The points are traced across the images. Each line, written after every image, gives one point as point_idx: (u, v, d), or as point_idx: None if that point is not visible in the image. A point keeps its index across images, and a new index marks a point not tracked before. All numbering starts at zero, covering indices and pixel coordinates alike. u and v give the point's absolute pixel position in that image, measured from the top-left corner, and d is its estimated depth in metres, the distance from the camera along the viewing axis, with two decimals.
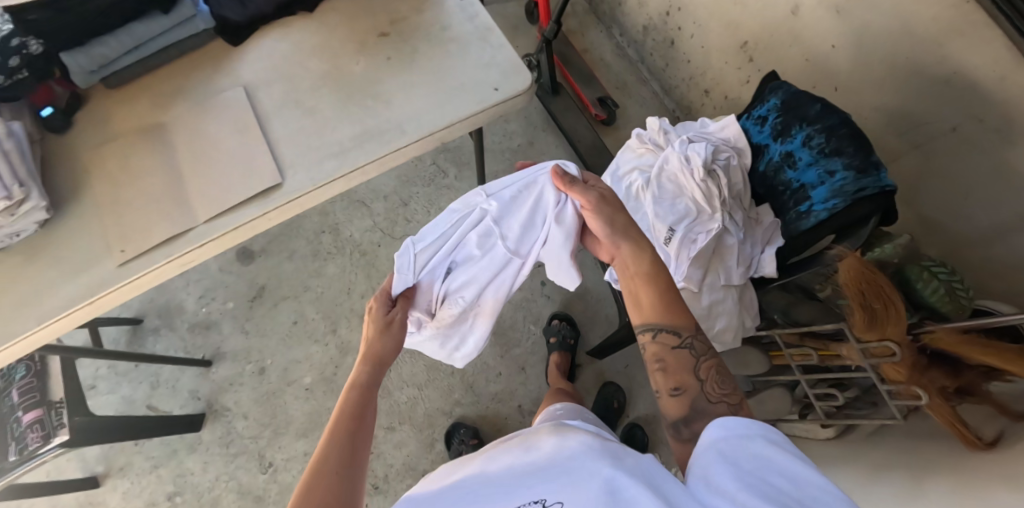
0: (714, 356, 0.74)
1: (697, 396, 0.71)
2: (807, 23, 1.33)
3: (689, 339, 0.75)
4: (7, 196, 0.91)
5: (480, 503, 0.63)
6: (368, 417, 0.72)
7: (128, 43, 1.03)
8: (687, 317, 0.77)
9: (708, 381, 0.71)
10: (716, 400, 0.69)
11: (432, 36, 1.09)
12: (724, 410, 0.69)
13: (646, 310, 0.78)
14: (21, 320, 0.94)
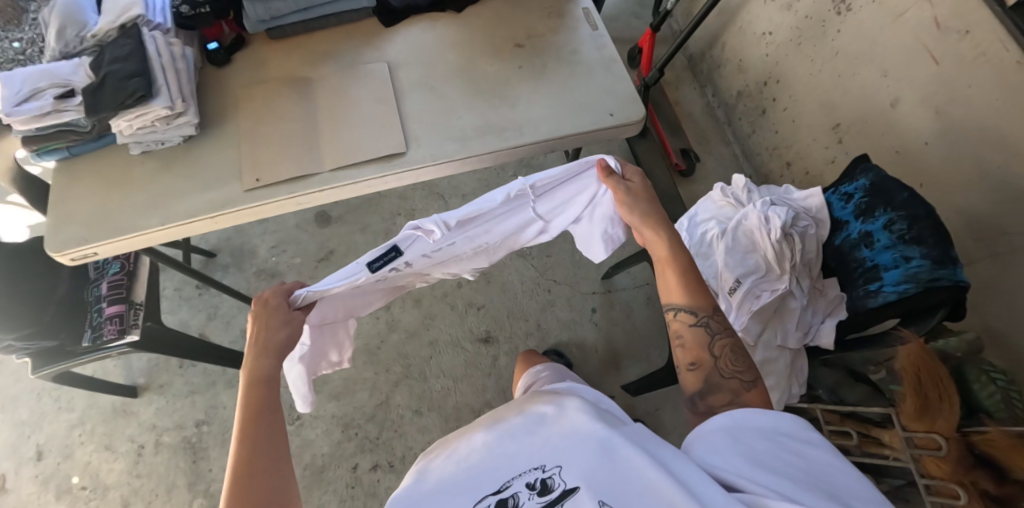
0: (728, 334, 0.86)
1: (711, 371, 0.84)
2: (904, 117, 1.40)
3: (706, 318, 0.87)
4: (170, 106, 1.03)
5: (479, 474, 0.69)
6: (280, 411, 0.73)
7: (301, 3, 1.17)
8: (707, 299, 0.88)
9: (721, 358, 0.84)
10: (729, 376, 0.82)
11: (561, 56, 1.20)
12: (733, 386, 0.82)
13: (670, 292, 0.91)
14: (148, 218, 1.05)
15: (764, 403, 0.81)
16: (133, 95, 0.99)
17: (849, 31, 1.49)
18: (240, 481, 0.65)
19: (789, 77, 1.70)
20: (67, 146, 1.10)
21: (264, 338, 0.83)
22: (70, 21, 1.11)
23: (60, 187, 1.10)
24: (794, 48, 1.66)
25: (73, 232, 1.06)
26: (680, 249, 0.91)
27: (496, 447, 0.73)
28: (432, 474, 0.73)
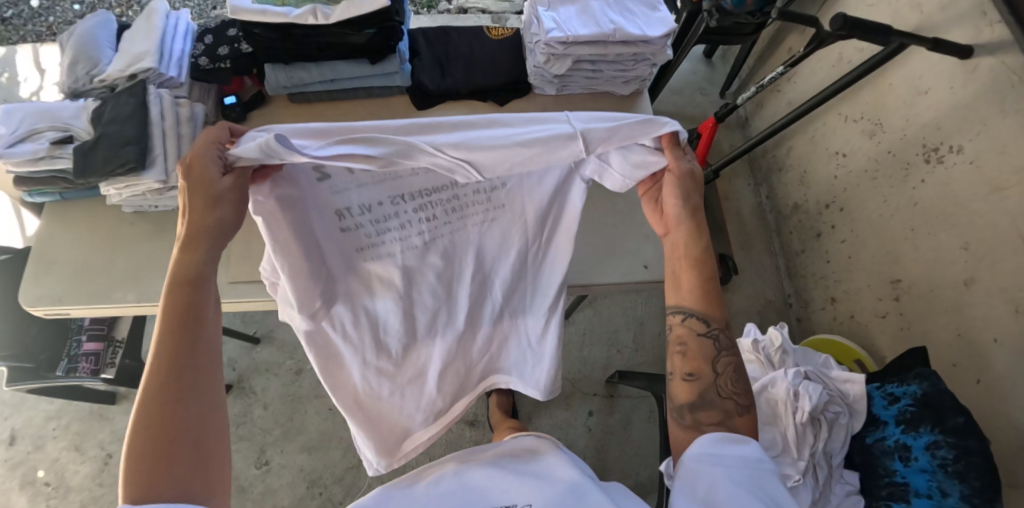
0: (734, 353, 0.77)
1: (709, 387, 0.75)
2: (976, 301, 1.23)
3: (716, 330, 0.76)
4: (163, 180, 0.95)
5: (454, 499, 0.82)
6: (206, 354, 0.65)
7: (327, 75, 1.05)
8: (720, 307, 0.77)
9: (723, 374, 0.76)
10: (726, 396, 0.75)
11: (604, 182, 1.07)
12: (728, 407, 0.75)
13: (684, 293, 0.77)
14: (127, 291, 0.98)
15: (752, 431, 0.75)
16: (122, 165, 0.90)
17: (934, 184, 1.32)
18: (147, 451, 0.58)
19: (854, 208, 1.53)
20: (61, 191, 1.03)
21: (198, 226, 0.64)
22: (83, 56, 1.03)
23: (46, 232, 1.03)
24: (867, 180, 1.49)
25: (48, 287, 0.99)
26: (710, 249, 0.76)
27: (466, 478, 0.86)
28: (408, 492, 0.85)
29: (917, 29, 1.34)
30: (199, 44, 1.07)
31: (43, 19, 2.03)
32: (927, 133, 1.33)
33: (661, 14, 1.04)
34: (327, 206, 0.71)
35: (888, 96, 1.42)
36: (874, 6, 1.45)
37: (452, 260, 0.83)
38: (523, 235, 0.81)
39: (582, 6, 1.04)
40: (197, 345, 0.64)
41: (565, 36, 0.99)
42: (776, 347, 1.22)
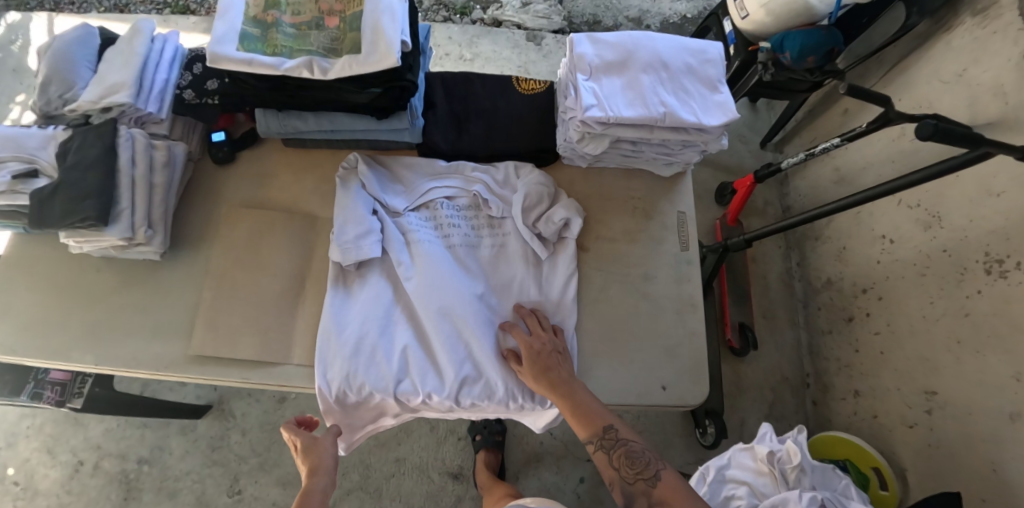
0: (624, 443, 0.79)
1: (620, 484, 0.77)
2: (1019, 440, 1.11)
3: (599, 440, 0.80)
4: (129, 236, 0.84)
5: None
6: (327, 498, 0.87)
7: (326, 126, 0.93)
8: (598, 415, 0.82)
9: (622, 467, 0.77)
10: (634, 481, 0.76)
11: (628, 280, 0.95)
12: (642, 488, 0.75)
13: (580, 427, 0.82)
14: (82, 350, 0.89)
15: (678, 493, 0.73)
16: (82, 221, 0.80)
17: (991, 299, 1.18)
18: None
19: (894, 300, 1.41)
20: (24, 226, 0.93)
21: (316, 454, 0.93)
22: (58, 76, 0.92)
23: (6, 269, 0.94)
24: (914, 275, 1.36)
25: (1, 334, 0.90)
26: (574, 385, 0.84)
27: None
28: None
29: (998, 121, 1.18)
30: (187, 73, 0.95)
31: None
32: (992, 241, 1.19)
33: (721, 97, 0.90)
34: (394, 203, 0.95)
35: (951, 189, 1.28)
36: (951, 84, 1.30)
37: (469, 265, 0.93)
38: (530, 266, 0.93)
39: (630, 79, 0.89)
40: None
41: (606, 116, 0.85)
42: (793, 465, 1.11)
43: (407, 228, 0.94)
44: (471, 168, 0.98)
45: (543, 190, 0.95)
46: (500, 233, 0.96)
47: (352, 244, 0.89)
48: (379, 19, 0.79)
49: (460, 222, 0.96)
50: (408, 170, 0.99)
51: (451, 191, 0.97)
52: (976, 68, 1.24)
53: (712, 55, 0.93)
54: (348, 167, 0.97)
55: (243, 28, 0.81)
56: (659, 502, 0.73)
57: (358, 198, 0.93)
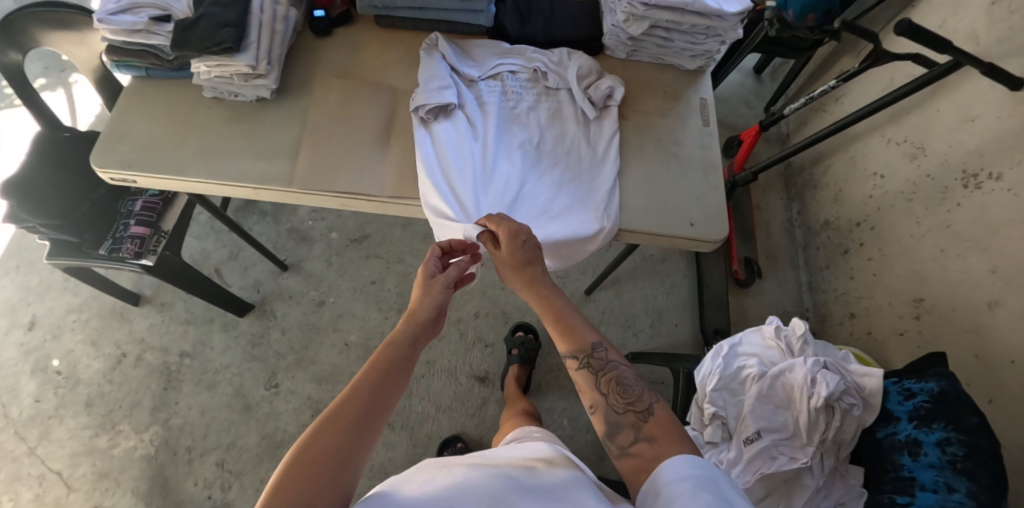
0: (615, 369, 0.80)
1: (606, 410, 0.78)
2: (997, 325, 1.26)
3: (587, 359, 0.81)
4: (252, 66, 0.99)
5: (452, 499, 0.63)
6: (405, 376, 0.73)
7: (416, 2, 1.09)
8: (586, 334, 0.83)
9: (612, 393, 0.79)
10: (624, 411, 0.77)
11: (662, 144, 1.11)
12: (632, 420, 0.76)
13: (568, 343, 0.83)
14: (193, 166, 1.02)
15: (668, 430, 0.73)
16: (218, 45, 0.95)
17: (969, 209, 1.35)
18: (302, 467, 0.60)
19: (886, 227, 1.57)
20: (147, 66, 1.09)
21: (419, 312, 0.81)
22: None
23: (129, 106, 1.09)
24: (903, 201, 1.53)
25: (122, 154, 1.05)
26: (559, 300, 0.86)
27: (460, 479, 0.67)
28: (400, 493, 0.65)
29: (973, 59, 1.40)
30: None
31: None
32: (969, 159, 1.37)
33: None
34: (468, 71, 1.10)
35: (934, 122, 1.47)
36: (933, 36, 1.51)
37: (528, 128, 1.09)
38: (580, 130, 1.09)
39: None
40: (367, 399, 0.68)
41: None
42: (798, 336, 1.25)
43: (479, 94, 1.10)
44: (530, 50, 1.13)
45: (594, 66, 1.10)
46: (554, 101, 1.11)
47: (436, 93, 1.03)
48: None
49: (521, 91, 1.11)
50: (477, 48, 1.14)
51: (514, 67, 1.12)
52: (954, 20, 1.46)
53: None
54: (430, 45, 1.11)
55: None
56: (647, 438, 0.73)
57: (441, 65, 1.07)
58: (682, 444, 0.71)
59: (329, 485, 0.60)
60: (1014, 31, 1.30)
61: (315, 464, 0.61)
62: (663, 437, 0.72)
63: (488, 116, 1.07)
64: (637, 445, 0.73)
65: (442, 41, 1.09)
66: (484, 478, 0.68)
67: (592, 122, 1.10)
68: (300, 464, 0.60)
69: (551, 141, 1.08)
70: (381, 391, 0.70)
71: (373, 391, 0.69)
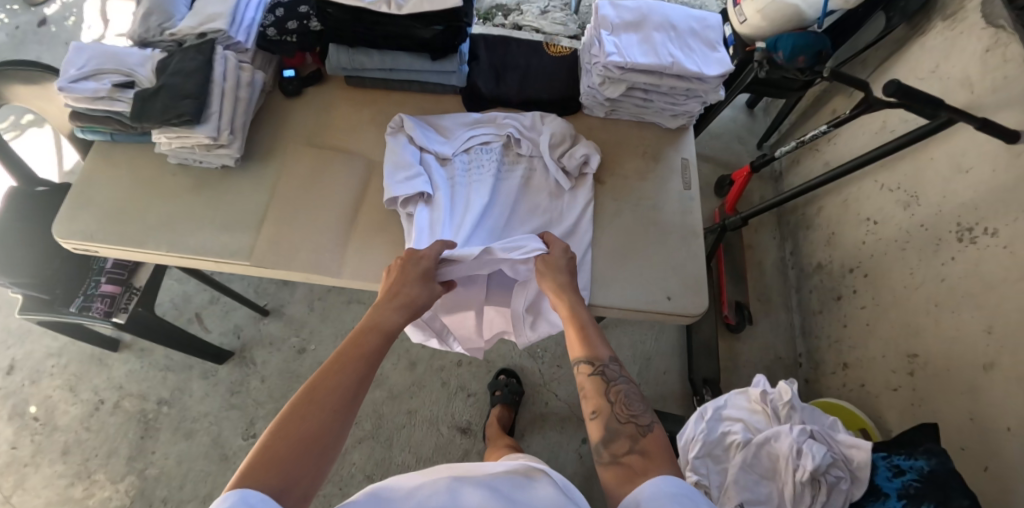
0: (623, 383, 0.83)
1: (607, 417, 0.80)
2: (993, 388, 1.21)
3: (600, 366, 0.84)
4: (213, 137, 0.96)
5: None
6: (382, 355, 0.81)
7: (386, 63, 1.06)
8: (601, 347, 0.86)
9: (615, 403, 0.81)
10: (625, 420, 0.79)
11: (639, 209, 1.07)
12: (629, 430, 0.78)
13: (586, 347, 0.86)
14: (156, 239, 1.00)
15: (661, 449, 0.75)
16: (179, 117, 0.92)
17: (963, 263, 1.31)
18: (280, 435, 0.70)
19: (879, 276, 1.52)
20: (112, 132, 1.06)
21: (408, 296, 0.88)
22: (159, 9, 1.07)
23: (92, 173, 1.06)
24: (896, 249, 1.48)
25: (84, 223, 1.02)
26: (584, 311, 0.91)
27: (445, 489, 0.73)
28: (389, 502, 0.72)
29: (966, 107, 1.35)
30: (269, 14, 1.09)
31: None
32: (963, 212, 1.33)
33: (719, 55, 1.04)
34: (439, 148, 1.04)
35: (927, 170, 1.43)
36: (926, 80, 1.47)
37: (506, 203, 1.03)
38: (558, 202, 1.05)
39: (644, 36, 1.03)
40: (349, 375, 0.77)
41: (624, 61, 0.99)
42: (784, 401, 1.21)
43: (453, 172, 1.04)
44: (503, 117, 1.09)
45: (570, 135, 1.07)
46: (528, 172, 1.06)
47: (404, 183, 0.97)
48: None
49: (496, 164, 1.05)
50: (446, 121, 1.09)
51: (488, 138, 1.07)
52: (947, 64, 1.42)
53: (712, 22, 1.06)
54: (395, 127, 1.06)
55: None
56: (640, 450, 0.75)
57: (410, 150, 1.03)
58: (672, 462, 0.72)
59: (304, 467, 0.69)
60: (1008, 81, 1.26)
61: (297, 434, 0.70)
62: (654, 454, 0.73)
63: (463, 193, 1.02)
64: (630, 456, 0.74)
65: (407, 120, 1.04)
66: (467, 493, 0.72)
67: (568, 195, 1.06)
68: (280, 431, 0.70)
69: (527, 217, 1.03)
70: (361, 377, 0.78)
71: (345, 385, 0.76)
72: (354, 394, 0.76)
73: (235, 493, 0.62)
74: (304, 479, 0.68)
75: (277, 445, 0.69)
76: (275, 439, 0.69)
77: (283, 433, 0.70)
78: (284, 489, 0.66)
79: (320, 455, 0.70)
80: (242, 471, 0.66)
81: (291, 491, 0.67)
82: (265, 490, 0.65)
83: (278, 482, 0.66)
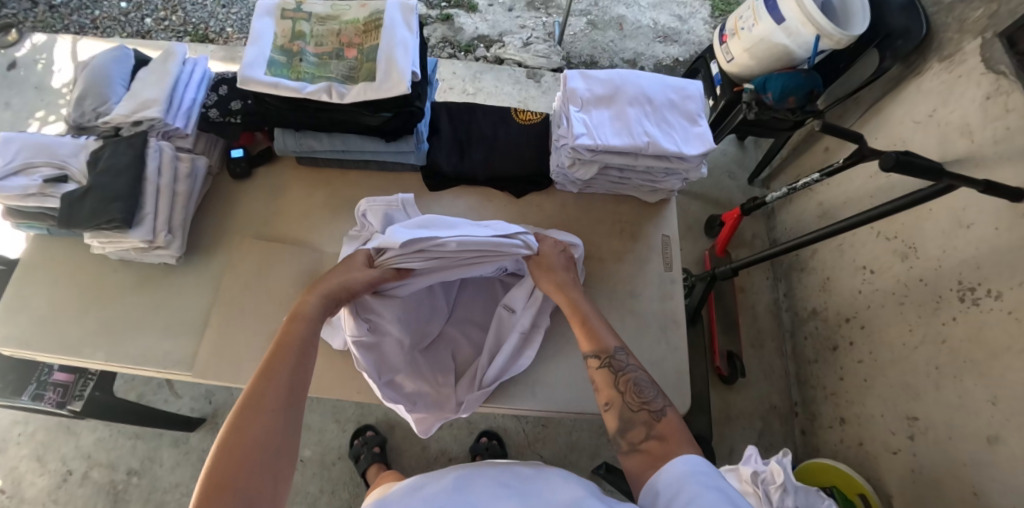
0: (632, 370, 0.83)
1: (622, 407, 0.80)
2: (998, 464, 1.13)
3: (609, 358, 0.85)
4: (150, 239, 0.95)
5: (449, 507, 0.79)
6: (311, 345, 0.86)
7: (338, 145, 1.01)
8: (609, 338, 0.87)
9: (628, 393, 0.81)
10: (638, 409, 0.79)
11: (615, 296, 1.01)
12: (644, 418, 0.78)
13: (590, 339, 0.87)
14: (93, 347, 0.97)
15: (678, 433, 0.75)
16: (108, 223, 0.91)
17: (965, 325, 1.23)
18: (231, 451, 0.72)
19: (876, 329, 1.45)
20: (48, 227, 1.04)
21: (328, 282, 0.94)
22: (92, 92, 1.06)
23: (31, 272, 1.04)
24: (893, 303, 1.41)
25: (20, 329, 1.00)
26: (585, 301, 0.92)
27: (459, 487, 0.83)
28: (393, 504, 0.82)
29: (966, 157, 1.26)
30: (212, 93, 1.08)
31: (90, 12, 1.99)
32: (963, 270, 1.25)
33: (700, 129, 0.96)
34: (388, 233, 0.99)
35: (925, 221, 1.35)
36: (922, 124, 1.38)
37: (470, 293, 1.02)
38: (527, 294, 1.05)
39: (618, 111, 0.95)
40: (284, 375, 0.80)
41: (594, 144, 0.91)
42: (776, 483, 1.17)
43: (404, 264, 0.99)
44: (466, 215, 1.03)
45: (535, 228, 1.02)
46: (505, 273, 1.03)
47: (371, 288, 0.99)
48: (393, 52, 0.89)
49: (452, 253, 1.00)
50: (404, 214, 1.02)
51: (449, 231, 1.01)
52: (944, 109, 1.33)
53: (692, 91, 0.98)
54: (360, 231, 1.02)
55: (271, 55, 0.90)
56: (658, 436, 0.75)
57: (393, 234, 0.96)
58: (692, 444, 0.73)
59: (264, 478, 0.72)
60: (1010, 132, 1.17)
61: (248, 444, 0.73)
62: (674, 440, 0.74)
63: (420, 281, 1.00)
64: (648, 442, 0.75)
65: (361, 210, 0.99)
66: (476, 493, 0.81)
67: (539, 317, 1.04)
68: (228, 446, 0.73)
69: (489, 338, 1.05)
70: (295, 375, 0.82)
71: (281, 390, 0.79)
72: (292, 392, 0.80)
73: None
74: (265, 487, 0.72)
75: (231, 462, 0.71)
76: (225, 457, 0.72)
77: (233, 450, 0.72)
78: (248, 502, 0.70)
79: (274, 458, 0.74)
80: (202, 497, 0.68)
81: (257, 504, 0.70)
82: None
83: (239, 500, 0.69)
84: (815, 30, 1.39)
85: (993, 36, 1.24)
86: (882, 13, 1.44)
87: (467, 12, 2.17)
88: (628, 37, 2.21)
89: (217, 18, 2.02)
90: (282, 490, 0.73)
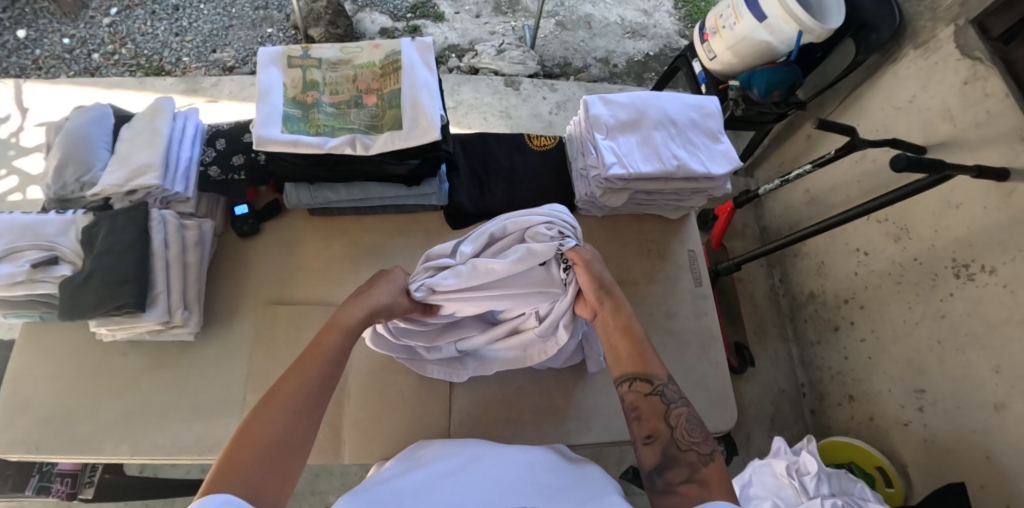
0: (682, 404, 0.86)
1: (669, 443, 0.82)
2: (1007, 429, 1.20)
3: (661, 387, 0.87)
4: (167, 320, 0.94)
5: (481, 487, 0.78)
6: (344, 354, 0.86)
7: (357, 194, 1.06)
8: (657, 366, 0.89)
9: (678, 430, 0.83)
10: (686, 448, 0.80)
11: (653, 318, 1.08)
12: (691, 460, 0.79)
13: (625, 362, 0.89)
14: (105, 440, 0.96)
15: (722, 480, 0.77)
16: (120, 308, 0.88)
17: (963, 300, 1.29)
18: (247, 438, 0.73)
19: (875, 309, 1.52)
20: (40, 313, 0.98)
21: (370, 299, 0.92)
22: (74, 160, 0.98)
23: (29, 365, 1.00)
24: (891, 283, 1.48)
25: (26, 431, 0.97)
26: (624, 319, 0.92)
27: (499, 470, 0.83)
28: (394, 485, 0.81)
29: (949, 141, 1.32)
30: (209, 148, 1.04)
31: (29, 51, 1.83)
32: (957, 248, 1.31)
33: (723, 146, 1.00)
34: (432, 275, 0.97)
35: (915, 204, 1.40)
36: (903, 110, 1.44)
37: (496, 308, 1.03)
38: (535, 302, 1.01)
39: (644, 136, 0.98)
40: (310, 371, 0.82)
41: (627, 173, 0.94)
42: (810, 473, 1.21)
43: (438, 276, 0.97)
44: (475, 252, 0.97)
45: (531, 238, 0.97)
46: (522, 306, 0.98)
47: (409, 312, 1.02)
48: (417, 95, 0.96)
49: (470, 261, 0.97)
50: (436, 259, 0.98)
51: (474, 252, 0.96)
52: (924, 95, 1.39)
53: (711, 108, 1.02)
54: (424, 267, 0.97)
55: (285, 110, 0.96)
56: (699, 480, 0.77)
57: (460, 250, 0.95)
58: (729, 496, 0.74)
59: (271, 471, 0.71)
60: (991, 116, 1.23)
61: (264, 437, 0.73)
62: (717, 486, 0.75)
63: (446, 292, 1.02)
64: (687, 485, 0.77)
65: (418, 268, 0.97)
66: (516, 474, 0.82)
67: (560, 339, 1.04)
68: (242, 436, 0.73)
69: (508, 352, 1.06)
70: (321, 381, 0.81)
71: (304, 387, 0.79)
72: (315, 392, 0.80)
73: (215, 498, 0.64)
74: (269, 486, 0.70)
75: (244, 450, 0.71)
76: (235, 445, 0.72)
77: (246, 444, 0.72)
78: (253, 495, 0.68)
79: (281, 460, 0.73)
80: (210, 481, 0.67)
81: (263, 496, 0.69)
82: (239, 495, 0.67)
83: (243, 487, 0.68)
84: (798, 27, 1.42)
85: (966, 23, 1.29)
86: (855, 5, 1.48)
87: (435, 22, 2.11)
88: (598, 36, 2.20)
89: (171, 48, 1.89)
90: (285, 491, 0.71)
